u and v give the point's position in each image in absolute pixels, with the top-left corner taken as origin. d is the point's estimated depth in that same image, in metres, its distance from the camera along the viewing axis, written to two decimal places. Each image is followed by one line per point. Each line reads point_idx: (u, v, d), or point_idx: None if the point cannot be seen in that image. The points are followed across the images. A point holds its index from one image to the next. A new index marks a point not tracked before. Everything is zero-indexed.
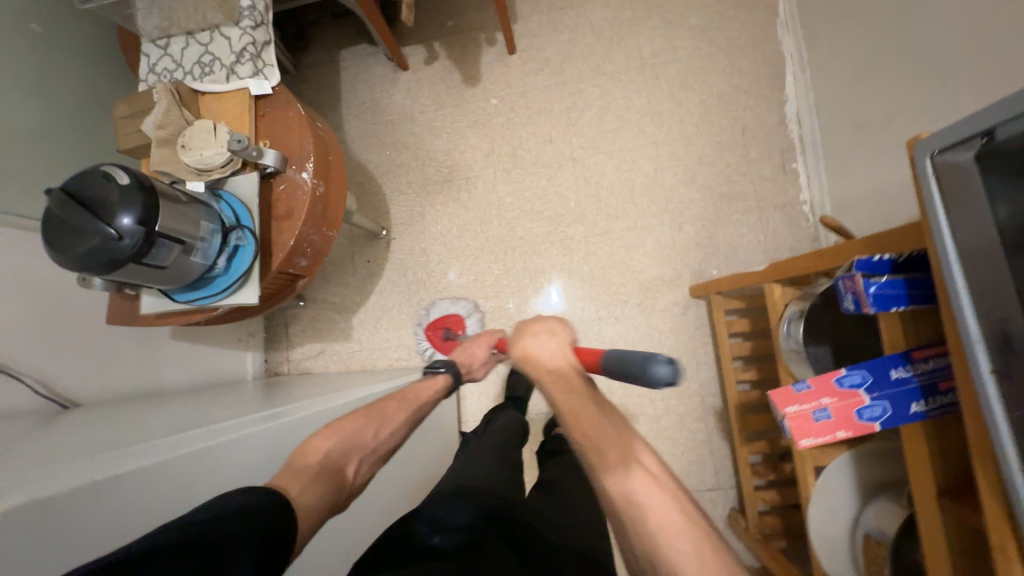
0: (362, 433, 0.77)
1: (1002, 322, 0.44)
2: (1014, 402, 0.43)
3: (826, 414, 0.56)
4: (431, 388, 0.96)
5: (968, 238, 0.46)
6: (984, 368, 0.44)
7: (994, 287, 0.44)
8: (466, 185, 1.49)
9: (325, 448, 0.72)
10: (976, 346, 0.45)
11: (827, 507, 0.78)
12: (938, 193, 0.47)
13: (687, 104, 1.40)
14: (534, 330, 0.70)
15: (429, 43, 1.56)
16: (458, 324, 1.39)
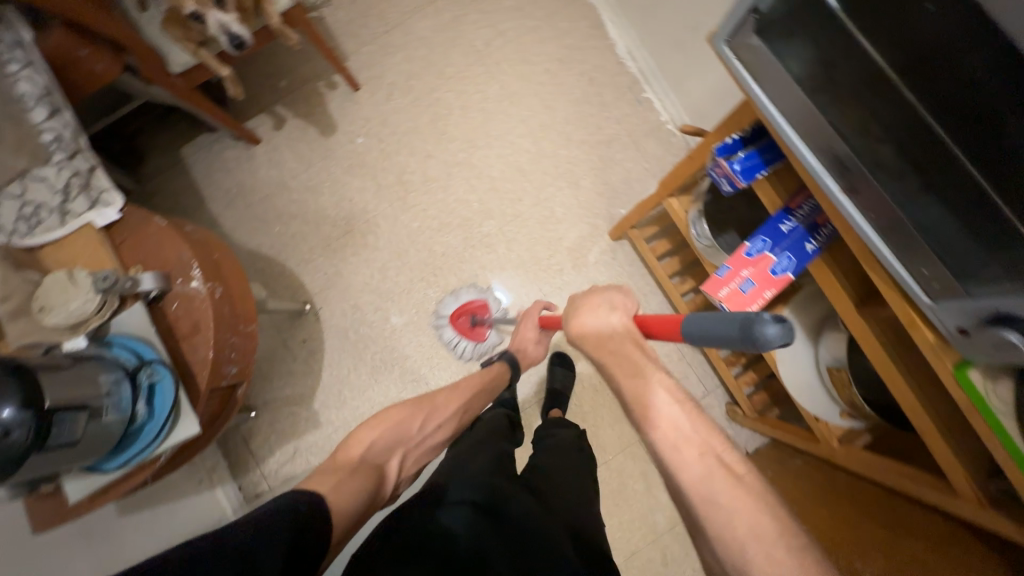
0: (408, 424, 0.82)
1: (831, 151, 0.53)
2: (865, 206, 0.52)
3: (750, 284, 0.64)
4: (483, 381, 0.98)
5: (780, 97, 0.55)
6: (835, 191, 0.54)
7: (814, 127, 0.54)
8: (369, 227, 1.46)
9: (369, 440, 0.77)
10: (824, 176, 0.55)
11: (792, 359, 0.89)
12: (745, 71, 0.57)
13: (536, 76, 1.47)
14: (595, 306, 0.70)
15: (271, 109, 1.50)
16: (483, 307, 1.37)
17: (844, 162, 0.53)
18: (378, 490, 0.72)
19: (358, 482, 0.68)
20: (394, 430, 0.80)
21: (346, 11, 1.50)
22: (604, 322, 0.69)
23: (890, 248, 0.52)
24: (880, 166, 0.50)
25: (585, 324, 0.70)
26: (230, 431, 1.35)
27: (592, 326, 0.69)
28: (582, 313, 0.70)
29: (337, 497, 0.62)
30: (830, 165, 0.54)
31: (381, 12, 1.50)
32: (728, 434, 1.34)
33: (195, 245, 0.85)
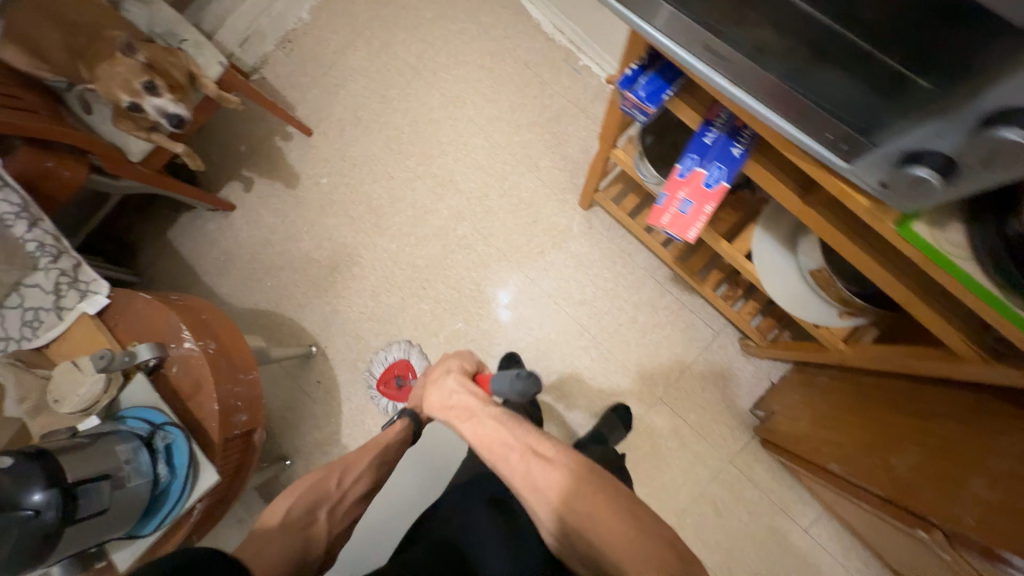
0: (325, 482, 0.80)
1: (711, 47, 0.52)
2: (757, 91, 0.51)
3: (688, 203, 0.64)
4: (393, 437, 0.93)
5: (649, 10, 0.54)
6: (726, 85, 0.53)
7: (687, 29, 0.52)
8: (352, 259, 1.50)
9: (285, 506, 0.75)
10: (712, 74, 0.53)
11: (774, 274, 0.89)
12: None
13: (472, 74, 1.50)
14: (437, 380, 0.89)
15: (238, 174, 1.58)
16: (406, 368, 1.41)
17: (725, 55, 0.51)
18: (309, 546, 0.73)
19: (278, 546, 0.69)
20: (312, 484, 0.79)
21: (282, 66, 1.57)
22: (443, 388, 0.86)
23: (794, 123, 0.50)
24: (767, 50, 0.49)
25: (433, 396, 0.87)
26: (273, 483, 1.41)
27: (437, 397, 0.85)
28: (432, 388, 0.88)
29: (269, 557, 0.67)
30: (714, 62, 0.53)
31: (315, 57, 1.56)
32: (749, 369, 1.32)
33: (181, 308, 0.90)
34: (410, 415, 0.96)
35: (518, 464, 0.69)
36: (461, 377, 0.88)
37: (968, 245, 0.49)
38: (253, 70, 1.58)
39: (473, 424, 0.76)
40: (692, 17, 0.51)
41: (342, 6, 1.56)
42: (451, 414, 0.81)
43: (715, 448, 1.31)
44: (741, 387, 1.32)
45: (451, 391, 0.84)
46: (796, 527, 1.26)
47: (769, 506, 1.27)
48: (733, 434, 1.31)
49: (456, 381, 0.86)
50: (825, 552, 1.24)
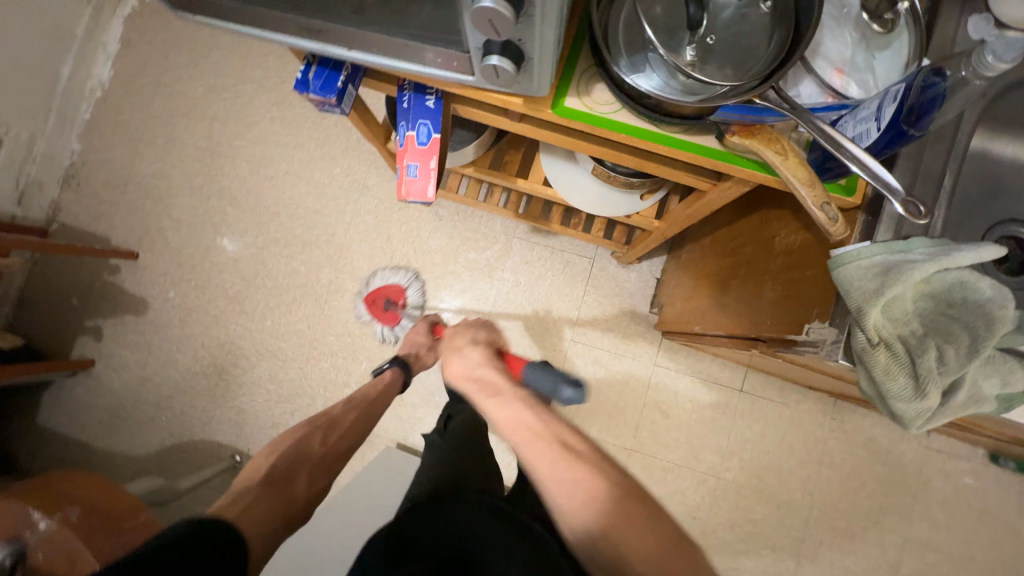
0: (307, 441, 0.78)
1: (307, 28, 0.53)
2: (370, 48, 0.53)
3: (414, 166, 0.66)
4: (380, 386, 0.93)
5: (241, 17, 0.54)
6: (346, 54, 0.54)
7: (279, 22, 0.53)
8: (236, 355, 1.44)
9: (269, 462, 0.74)
10: (330, 49, 0.54)
11: (571, 188, 0.94)
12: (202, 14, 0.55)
13: (267, 129, 1.47)
14: (457, 346, 0.79)
15: (80, 328, 1.46)
16: (398, 292, 1.38)
17: (323, 31, 0.52)
18: (290, 504, 0.70)
19: (259, 509, 0.66)
20: (301, 450, 0.77)
21: (76, 204, 1.47)
22: (466, 359, 0.76)
23: (415, 63, 0.53)
24: (359, 8, 0.49)
25: (453, 364, 0.76)
26: None
27: (458, 364, 0.76)
28: (452, 353, 0.78)
29: (247, 512, 0.65)
30: (322, 40, 0.54)
31: (106, 181, 1.47)
32: (633, 278, 1.38)
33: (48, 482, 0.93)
34: (400, 362, 0.97)
35: (576, 479, 0.56)
36: (486, 350, 0.77)
37: (613, 98, 0.53)
38: (47, 221, 1.46)
39: (502, 400, 0.66)
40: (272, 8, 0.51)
41: (109, 121, 1.48)
42: (472, 386, 0.71)
43: (638, 358, 1.36)
44: (636, 297, 1.37)
45: (473, 363, 0.74)
46: (733, 391, 1.33)
47: (704, 384, 1.34)
48: (647, 340, 1.36)
49: (480, 354, 0.76)
50: (765, 399, 1.32)
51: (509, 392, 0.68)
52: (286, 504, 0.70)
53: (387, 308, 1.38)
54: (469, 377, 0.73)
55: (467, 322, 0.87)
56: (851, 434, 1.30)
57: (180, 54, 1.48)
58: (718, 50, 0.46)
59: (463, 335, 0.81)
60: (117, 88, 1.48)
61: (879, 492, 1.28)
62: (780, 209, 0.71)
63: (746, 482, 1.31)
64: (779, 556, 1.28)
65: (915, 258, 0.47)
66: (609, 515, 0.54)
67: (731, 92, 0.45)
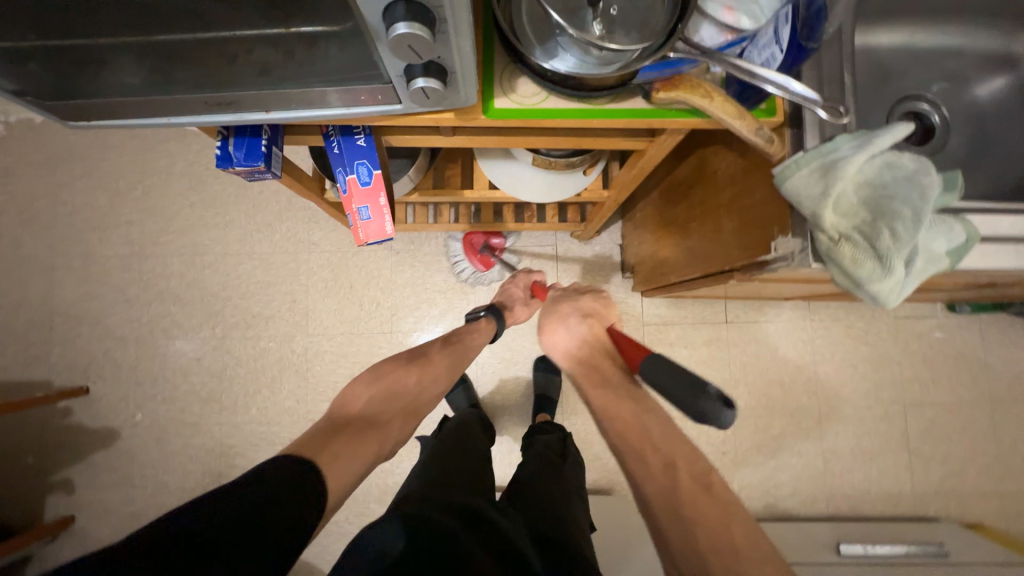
0: (401, 382, 0.77)
1: (217, 102, 0.51)
2: (288, 103, 0.52)
3: (364, 209, 0.65)
4: (482, 335, 0.93)
5: (143, 111, 0.51)
6: (265, 116, 0.53)
7: (186, 104, 0.51)
8: (229, 456, 1.34)
9: (364, 398, 0.73)
10: (248, 116, 0.53)
11: (518, 184, 0.96)
12: (104, 119, 0.53)
13: (191, 217, 1.39)
14: (562, 314, 0.84)
15: (46, 487, 1.31)
16: (491, 238, 1.30)
17: (235, 100, 0.51)
18: (381, 447, 0.68)
19: (351, 447, 0.64)
20: (395, 390, 0.75)
21: (0, 357, 1.33)
22: (571, 333, 0.81)
23: (338, 107, 0.52)
24: (265, 67, 0.48)
25: (556, 337, 0.82)
26: None
27: (563, 337, 0.81)
28: (554, 323, 0.83)
29: (344, 449, 0.62)
30: (237, 109, 0.52)
31: (28, 321, 1.34)
32: (599, 251, 1.41)
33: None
34: (494, 311, 0.96)
35: (657, 473, 0.64)
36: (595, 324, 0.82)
37: (538, 88, 0.55)
38: None
39: (611, 393, 0.73)
40: (176, 91, 0.49)
41: (11, 258, 1.35)
42: (579, 366, 0.78)
43: (627, 324, 1.39)
44: (607, 267, 1.41)
45: (577, 339, 0.81)
46: (721, 324, 1.40)
47: (693, 327, 1.39)
48: (631, 304, 1.40)
49: (586, 329, 0.81)
50: (750, 323, 1.40)
51: (617, 382, 0.74)
52: (377, 451, 0.67)
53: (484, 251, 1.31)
54: (577, 362, 0.79)
55: (570, 289, 0.92)
56: (832, 328, 1.39)
57: (70, 167, 1.37)
58: (621, 18, 0.49)
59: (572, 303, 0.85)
60: (10, 221, 1.35)
61: (871, 370, 1.39)
62: (717, 143, 0.75)
63: (758, 403, 1.37)
64: (808, 458, 1.35)
65: (847, 156, 0.51)
66: (690, 492, 0.62)
67: (645, 53, 0.47)
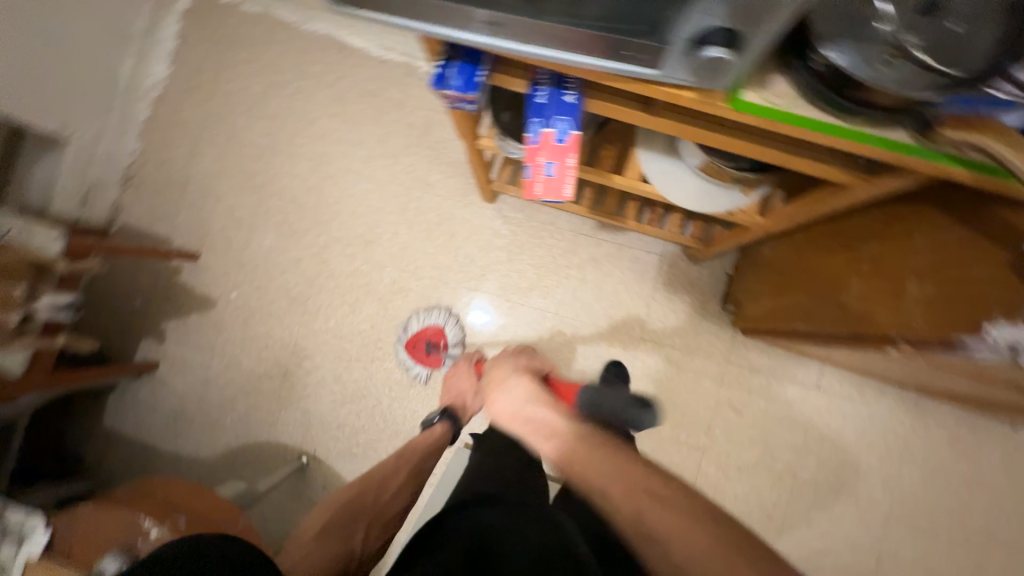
0: (363, 499, 0.89)
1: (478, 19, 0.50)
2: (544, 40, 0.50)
3: (551, 165, 0.64)
4: (433, 441, 0.98)
5: (406, 11, 0.52)
6: (515, 47, 0.52)
7: (449, 13, 0.51)
8: (299, 355, 1.42)
9: (312, 542, 0.84)
10: (498, 43, 0.52)
11: (673, 185, 0.91)
12: (369, 10, 0.55)
13: (326, 127, 1.46)
14: (502, 381, 0.86)
15: (145, 329, 1.45)
16: (438, 333, 1.36)
17: (496, 22, 0.50)
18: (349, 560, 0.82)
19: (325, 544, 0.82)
20: (363, 504, 0.89)
21: (137, 205, 1.46)
22: (512, 395, 0.81)
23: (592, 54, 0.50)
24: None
25: (498, 402, 0.82)
26: None
27: (505, 404, 0.81)
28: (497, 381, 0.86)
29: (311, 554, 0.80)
30: (492, 31, 0.51)
31: (166, 180, 1.46)
32: (703, 273, 1.35)
33: (75, 547, 0.82)
34: (448, 416, 1.02)
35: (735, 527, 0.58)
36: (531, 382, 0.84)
37: (794, 90, 0.51)
38: (108, 222, 1.46)
39: (562, 445, 0.69)
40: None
41: (168, 119, 1.47)
42: (526, 426, 0.75)
43: (710, 357, 1.33)
44: (707, 292, 1.35)
45: (521, 401, 0.79)
46: (809, 388, 1.31)
47: (779, 381, 1.31)
48: (719, 337, 1.33)
49: (523, 388, 0.82)
50: (839, 395, 1.30)
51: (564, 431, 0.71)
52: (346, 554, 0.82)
53: (429, 351, 1.35)
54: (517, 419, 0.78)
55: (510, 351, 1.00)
56: (931, 430, 1.27)
57: (238, 50, 1.46)
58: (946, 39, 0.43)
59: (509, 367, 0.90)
60: (176, 86, 1.47)
61: (962, 489, 1.26)
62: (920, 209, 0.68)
63: (824, 480, 1.28)
64: (859, 552, 1.26)
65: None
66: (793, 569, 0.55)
67: (955, 83, 0.43)
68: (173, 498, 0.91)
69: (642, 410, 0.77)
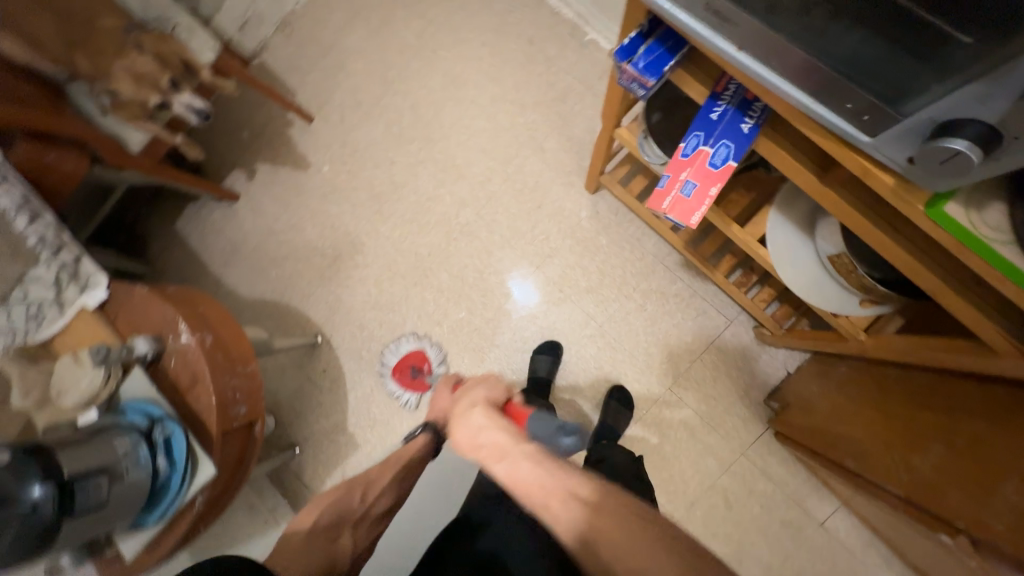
0: (346, 499, 0.79)
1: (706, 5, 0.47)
2: (762, 55, 0.47)
3: (691, 185, 0.59)
4: (412, 455, 0.87)
5: None
6: (728, 49, 0.48)
7: None
8: (354, 248, 1.47)
9: (313, 519, 0.75)
10: (712, 38, 0.49)
11: (791, 260, 0.83)
12: None
13: (474, 53, 1.45)
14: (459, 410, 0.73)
15: (241, 162, 1.54)
16: (421, 359, 1.38)
17: (725, 16, 0.46)
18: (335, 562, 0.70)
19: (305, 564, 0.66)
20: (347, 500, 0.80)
21: (282, 51, 1.53)
22: (470, 423, 0.69)
23: (805, 91, 0.46)
24: (779, 8, 0.43)
25: (457, 431, 0.70)
26: (284, 471, 1.40)
27: (462, 434, 0.69)
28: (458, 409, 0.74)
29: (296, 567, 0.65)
30: (715, 24, 0.48)
31: (315, 40, 1.52)
32: (763, 358, 1.26)
33: (118, 316, 0.89)
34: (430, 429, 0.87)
35: None
36: (488, 408, 0.71)
37: (1009, 227, 0.43)
38: (253, 55, 1.55)
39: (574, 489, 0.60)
40: None
41: None
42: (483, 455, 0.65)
43: (727, 440, 1.26)
44: (756, 378, 1.26)
45: (478, 428, 0.68)
46: (812, 521, 1.21)
47: (785, 499, 1.23)
48: (747, 426, 1.25)
49: (489, 415, 0.70)
50: (840, 544, 1.20)
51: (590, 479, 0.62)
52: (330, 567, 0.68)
53: (415, 376, 1.37)
54: (479, 447, 0.66)
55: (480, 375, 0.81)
56: None
57: None
58: None
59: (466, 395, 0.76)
60: None
61: None
62: None
63: None
64: None
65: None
66: None
67: None
68: (209, 319, 0.91)
69: (566, 437, 0.71)
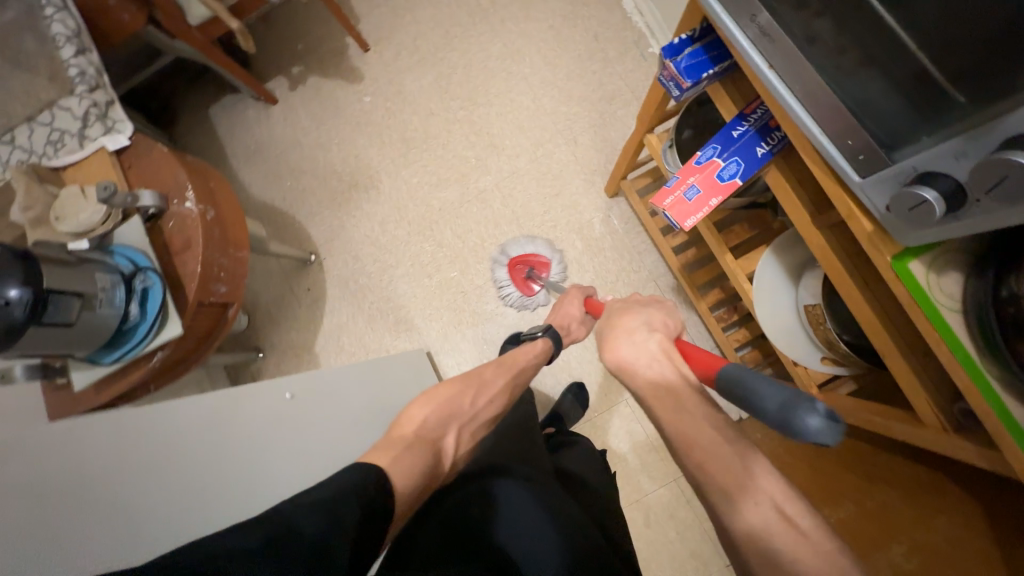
0: (459, 401, 0.68)
1: (756, 20, 0.51)
2: (789, 79, 0.50)
3: (695, 191, 0.63)
4: (536, 357, 0.82)
5: None
6: (762, 66, 0.52)
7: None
8: (371, 181, 1.50)
9: (421, 416, 0.65)
10: (752, 53, 0.53)
11: (770, 301, 0.87)
12: None
13: (540, 33, 1.48)
14: (628, 327, 0.63)
15: (288, 70, 1.56)
16: (542, 265, 1.35)
17: (768, 34, 0.50)
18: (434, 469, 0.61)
19: (412, 462, 0.57)
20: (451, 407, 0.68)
21: None
22: (640, 346, 0.60)
23: (818, 122, 0.49)
24: (817, 40, 0.47)
25: (619, 350, 0.61)
26: (242, 370, 1.43)
27: (627, 354, 0.60)
28: (626, 325, 0.64)
29: (403, 477, 0.55)
30: (758, 41, 0.52)
31: None
32: None
33: (133, 167, 0.92)
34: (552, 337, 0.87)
35: None
36: (665, 340, 0.61)
37: (959, 298, 0.47)
38: None
39: None
40: None
41: None
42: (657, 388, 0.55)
43: None
44: None
45: (649, 353, 0.59)
46: None
47: None
48: None
49: (659, 344, 0.60)
50: None
51: None
52: (431, 478, 0.59)
53: (529, 277, 1.35)
54: (641, 381, 0.57)
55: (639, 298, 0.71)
56: None
57: None
58: None
59: (639, 313, 0.65)
60: None
61: None
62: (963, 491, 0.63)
63: None
64: None
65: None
66: None
67: None
68: (218, 198, 0.94)
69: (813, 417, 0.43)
